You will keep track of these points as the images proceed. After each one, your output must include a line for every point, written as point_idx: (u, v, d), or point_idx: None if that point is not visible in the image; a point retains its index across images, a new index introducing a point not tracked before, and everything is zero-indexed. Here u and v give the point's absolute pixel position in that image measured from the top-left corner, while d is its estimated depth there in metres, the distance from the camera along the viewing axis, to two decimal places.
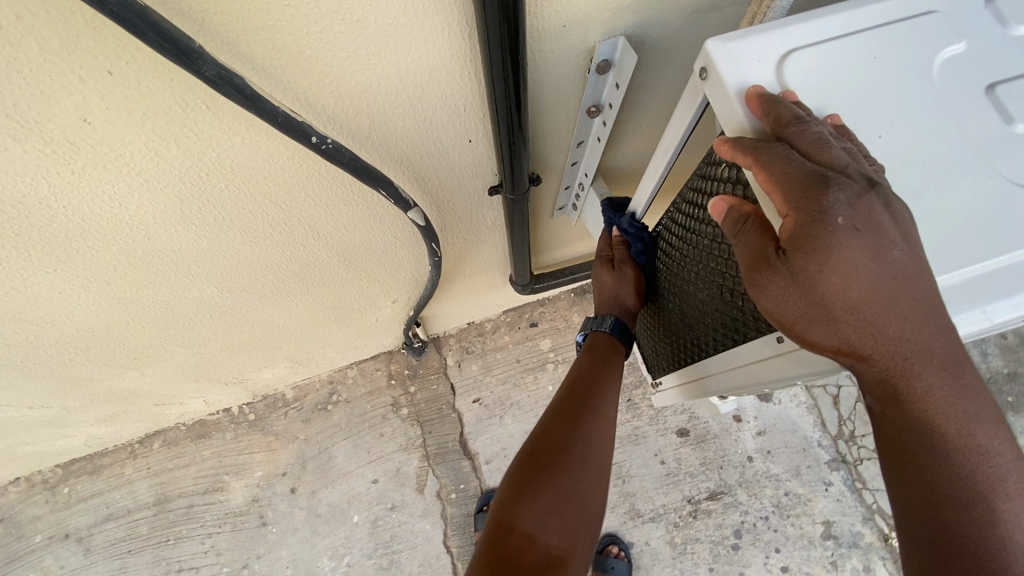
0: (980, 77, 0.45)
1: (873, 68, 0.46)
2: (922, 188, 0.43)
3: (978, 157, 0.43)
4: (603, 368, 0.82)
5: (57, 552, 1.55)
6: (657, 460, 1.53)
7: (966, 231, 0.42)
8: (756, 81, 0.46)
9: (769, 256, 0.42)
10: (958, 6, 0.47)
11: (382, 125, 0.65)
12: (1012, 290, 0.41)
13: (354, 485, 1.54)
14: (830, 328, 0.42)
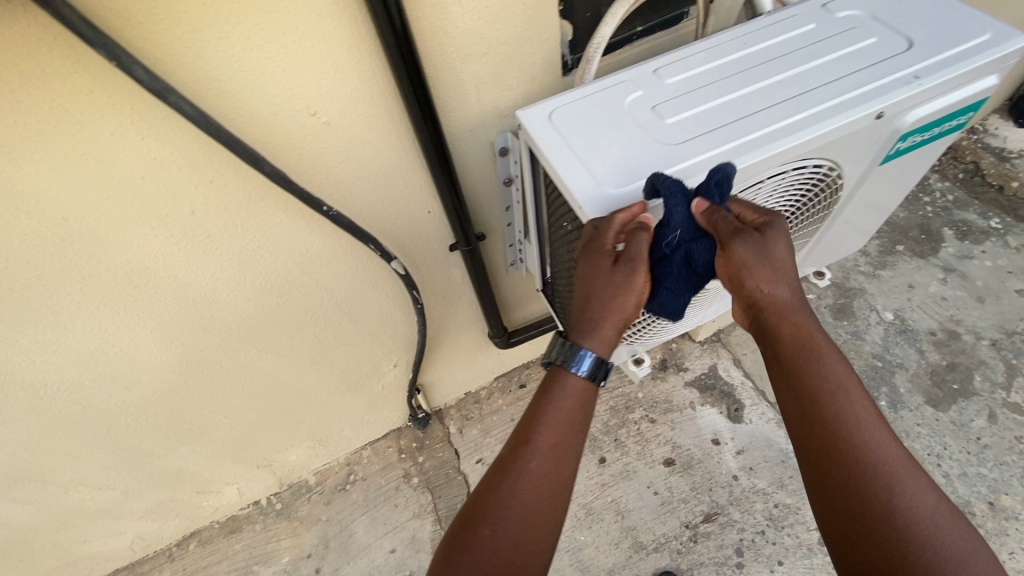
0: (648, 104, 0.71)
1: (588, 107, 0.72)
2: (616, 150, 0.68)
3: (646, 139, 0.68)
4: (563, 390, 0.81)
5: None
6: (650, 492, 1.64)
7: (641, 165, 0.66)
8: (536, 116, 0.72)
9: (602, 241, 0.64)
10: (639, 76, 0.74)
11: (367, 205, 1.01)
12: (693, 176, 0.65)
13: (374, 557, 1.65)
14: (599, 300, 0.67)
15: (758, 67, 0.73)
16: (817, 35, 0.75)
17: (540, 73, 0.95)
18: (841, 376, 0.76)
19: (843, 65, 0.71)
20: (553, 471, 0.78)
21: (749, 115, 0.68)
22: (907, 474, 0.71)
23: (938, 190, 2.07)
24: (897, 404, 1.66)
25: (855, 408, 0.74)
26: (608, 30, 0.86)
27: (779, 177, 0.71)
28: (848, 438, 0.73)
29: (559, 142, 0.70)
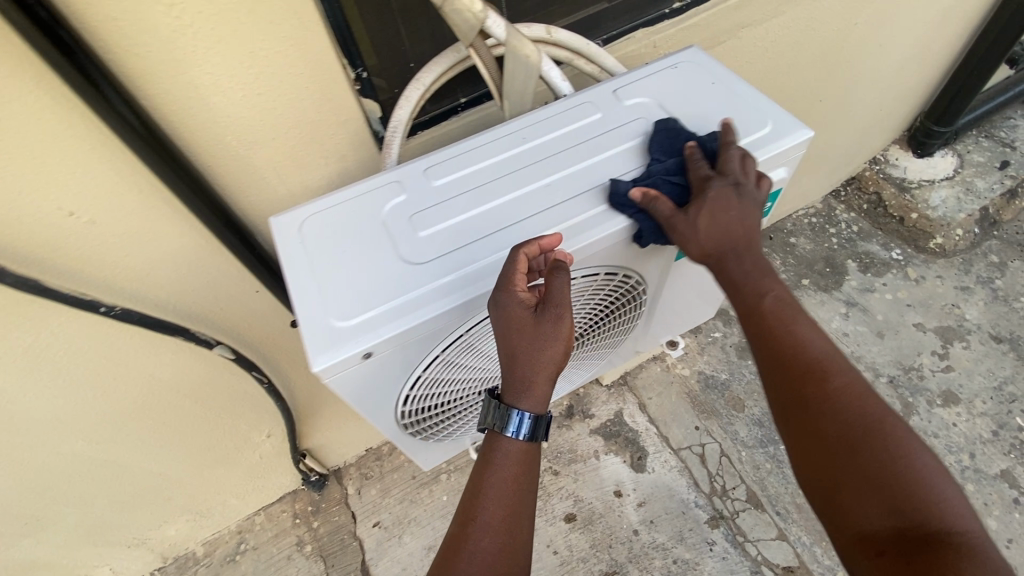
0: (406, 211, 0.65)
1: (344, 215, 0.65)
2: (359, 268, 0.61)
3: (391, 256, 0.61)
4: (503, 457, 0.70)
5: None
6: (548, 550, 1.58)
7: (378, 286, 0.59)
8: (287, 229, 0.66)
9: (514, 288, 0.59)
10: (408, 176, 0.68)
11: (172, 294, 0.93)
12: (437, 298, 0.58)
13: None
14: (528, 359, 0.60)
15: (530, 168, 0.68)
16: (601, 126, 0.71)
17: (351, 151, 0.88)
18: (822, 353, 0.71)
19: (617, 166, 0.68)
20: (503, 540, 0.67)
21: (507, 227, 0.63)
22: (909, 447, 0.64)
23: (844, 222, 2.07)
24: None
25: (839, 379, 0.69)
26: (405, 114, 0.81)
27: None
28: (835, 412, 0.67)
29: (304, 257, 0.63)
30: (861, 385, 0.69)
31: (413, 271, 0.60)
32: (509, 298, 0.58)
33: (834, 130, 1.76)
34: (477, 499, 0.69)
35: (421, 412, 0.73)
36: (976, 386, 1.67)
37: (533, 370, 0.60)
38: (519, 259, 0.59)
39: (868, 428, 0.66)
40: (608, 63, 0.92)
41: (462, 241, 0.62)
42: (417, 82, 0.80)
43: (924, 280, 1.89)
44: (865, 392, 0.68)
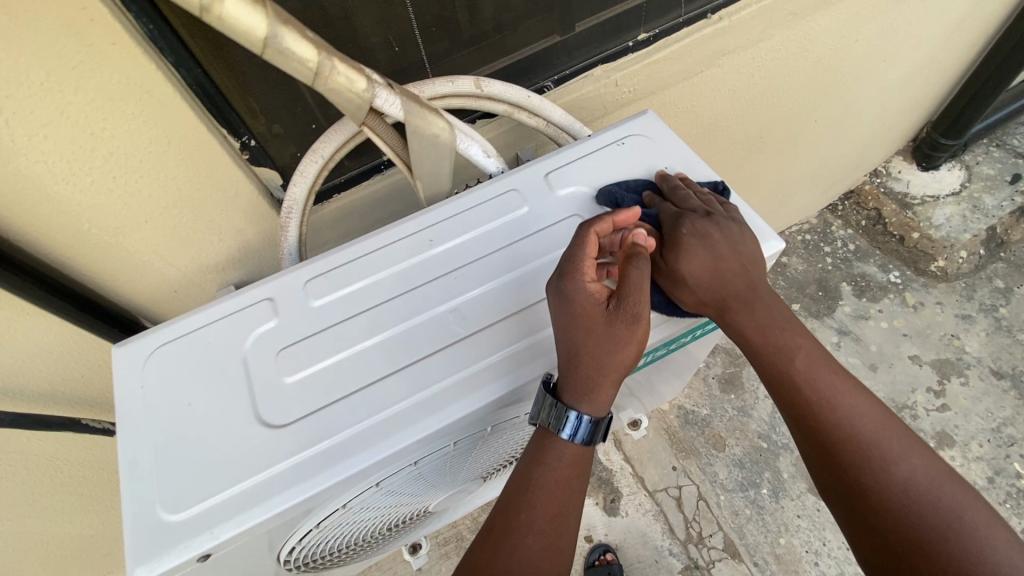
0: (275, 344, 0.52)
1: (199, 348, 0.53)
2: (208, 430, 0.48)
3: (249, 413, 0.49)
4: (556, 460, 0.53)
5: None
6: None
7: (227, 458, 0.47)
8: (128, 364, 0.52)
9: (580, 275, 0.51)
10: (283, 291, 0.55)
11: (52, 383, 0.81)
12: (301, 477, 0.46)
13: None
14: (592, 359, 0.51)
15: (437, 281, 0.56)
16: (526, 225, 0.58)
17: (248, 223, 0.75)
18: (865, 425, 0.56)
19: (540, 283, 0.56)
20: (545, 558, 0.52)
21: (400, 370, 0.51)
22: (978, 533, 0.52)
23: (841, 240, 1.93)
24: (777, 494, 1.54)
25: (883, 463, 0.55)
26: (301, 191, 0.67)
27: (461, 442, 0.54)
28: (899, 513, 0.53)
29: (141, 410, 0.50)
30: (915, 457, 0.55)
31: (273, 437, 0.48)
32: (575, 288, 0.51)
33: (832, 147, 1.60)
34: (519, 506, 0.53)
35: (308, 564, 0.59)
36: (973, 428, 1.56)
37: (600, 374, 0.51)
38: (588, 242, 0.53)
39: (931, 522, 0.52)
40: (556, 117, 0.77)
41: (339, 394, 0.50)
42: (313, 154, 0.66)
43: (923, 306, 1.76)
44: (920, 467, 0.55)
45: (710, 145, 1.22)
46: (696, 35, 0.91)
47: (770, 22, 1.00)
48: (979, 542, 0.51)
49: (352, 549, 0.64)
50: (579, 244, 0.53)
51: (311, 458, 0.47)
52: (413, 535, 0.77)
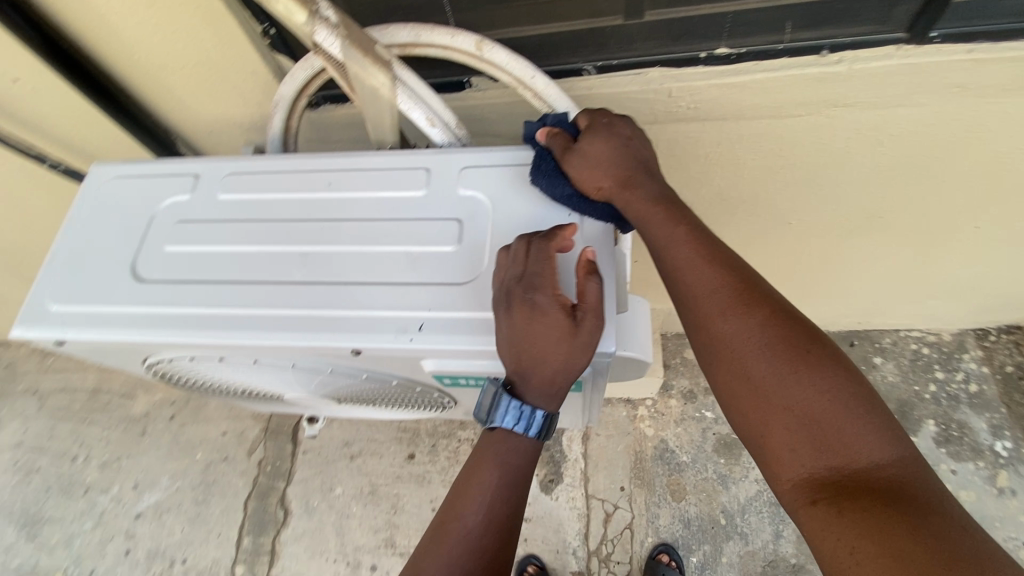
0: (180, 216, 0.62)
1: (135, 192, 0.64)
2: (105, 259, 0.61)
3: (134, 260, 0.61)
4: (508, 441, 0.61)
5: (16, 403, 2.08)
6: (428, 507, 1.71)
7: (103, 286, 0.60)
8: (91, 181, 0.66)
9: (547, 292, 0.53)
10: (209, 175, 0.64)
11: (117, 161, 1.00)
12: (135, 327, 0.58)
13: (209, 430, 1.91)
14: (549, 363, 0.54)
15: (314, 222, 0.60)
16: (415, 211, 0.60)
17: (269, 100, 0.83)
18: (723, 292, 0.61)
19: (384, 269, 0.57)
20: (490, 558, 0.59)
21: (242, 281, 0.58)
22: (818, 369, 0.57)
23: (965, 373, 1.55)
24: (702, 569, 1.48)
25: (731, 324, 0.61)
26: (290, 91, 0.73)
27: (267, 364, 0.62)
28: (756, 359, 0.59)
29: (78, 221, 0.63)
30: (771, 315, 0.61)
31: (138, 287, 0.59)
32: (544, 303, 0.53)
33: (995, 266, 1.25)
34: (466, 517, 0.60)
35: (158, 377, 0.72)
36: None
37: (560, 375, 0.55)
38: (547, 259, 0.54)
39: (783, 369, 0.58)
40: (558, 102, 0.71)
41: (188, 277, 0.59)
42: (306, 62, 0.70)
43: (1013, 496, 1.40)
44: (774, 322, 0.60)
45: (798, 200, 1.03)
46: (792, 70, 0.76)
47: (923, 92, 0.77)
48: (827, 386, 0.57)
49: (203, 386, 0.77)
50: (543, 263, 0.53)
51: (150, 317, 0.58)
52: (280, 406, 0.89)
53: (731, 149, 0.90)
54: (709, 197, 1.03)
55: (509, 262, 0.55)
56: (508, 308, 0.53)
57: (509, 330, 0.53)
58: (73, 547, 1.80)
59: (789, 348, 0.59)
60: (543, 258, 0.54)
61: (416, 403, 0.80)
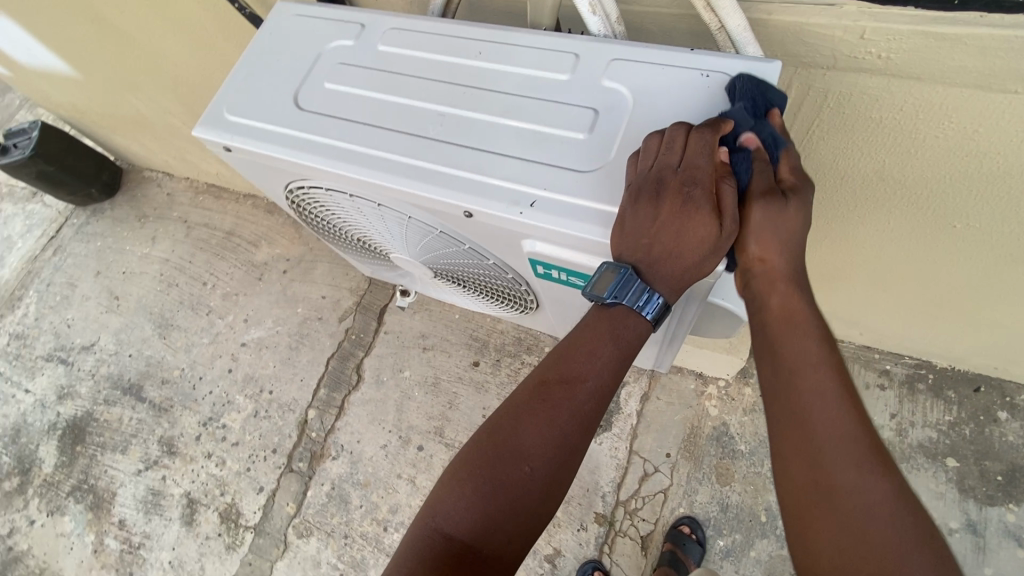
0: (342, 59, 0.70)
1: (308, 32, 0.72)
2: (275, 82, 0.70)
3: (298, 89, 0.69)
4: (628, 331, 0.68)
5: (171, 226, 2.45)
6: (479, 413, 1.83)
7: (269, 105, 0.68)
8: (275, 16, 0.75)
9: (697, 187, 0.60)
10: (373, 29, 0.71)
11: None
12: (290, 145, 0.66)
13: (312, 290, 2.14)
14: (682, 254, 0.62)
15: (455, 90, 0.67)
16: (547, 91, 0.67)
17: None
18: (843, 450, 0.64)
19: (510, 142, 0.65)
20: (586, 419, 0.69)
21: (385, 128, 0.66)
22: (914, 553, 0.59)
23: None
24: (727, 554, 1.46)
25: (846, 478, 0.63)
26: None
27: (388, 211, 0.70)
28: (853, 517, 0.62)
29: (258, 48, 0.73)
30: (886, 487, 0.63)
31: (297, 112, 0.68)
32: (695, 197, 0.60)
33: None
34: (571, 381, 0.70)
35: (295, 206, 0.83)
36: None
37: (689, 264, 0.63)
38: (701, 154, 0.60)
39: (878, 539, 0.60)
40: (728, 18, 0.67)
41: (336, 115, 0.67)
42: None
43: None
44: (889, 495, 0.62)
45: (974, 201, 0.90)
46: None
47: None
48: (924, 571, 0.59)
49: (325, 224, 0.88)
50: (689, 156, 0.60)
51: (302, 140, 0.66)
52: (380, 264, 0.99)
53: (914, 118, 0.79)
54: (866, 174, 0.92)
55: (657, 151, 0.61)
56: (658, 196, 0.60)
57: (647, 221, 0.61)
58: (191, 353, 2.15)
59: (891, 524, 0.61)
60: (690, 152, 0.60)
61: (504, 296, 0.89)
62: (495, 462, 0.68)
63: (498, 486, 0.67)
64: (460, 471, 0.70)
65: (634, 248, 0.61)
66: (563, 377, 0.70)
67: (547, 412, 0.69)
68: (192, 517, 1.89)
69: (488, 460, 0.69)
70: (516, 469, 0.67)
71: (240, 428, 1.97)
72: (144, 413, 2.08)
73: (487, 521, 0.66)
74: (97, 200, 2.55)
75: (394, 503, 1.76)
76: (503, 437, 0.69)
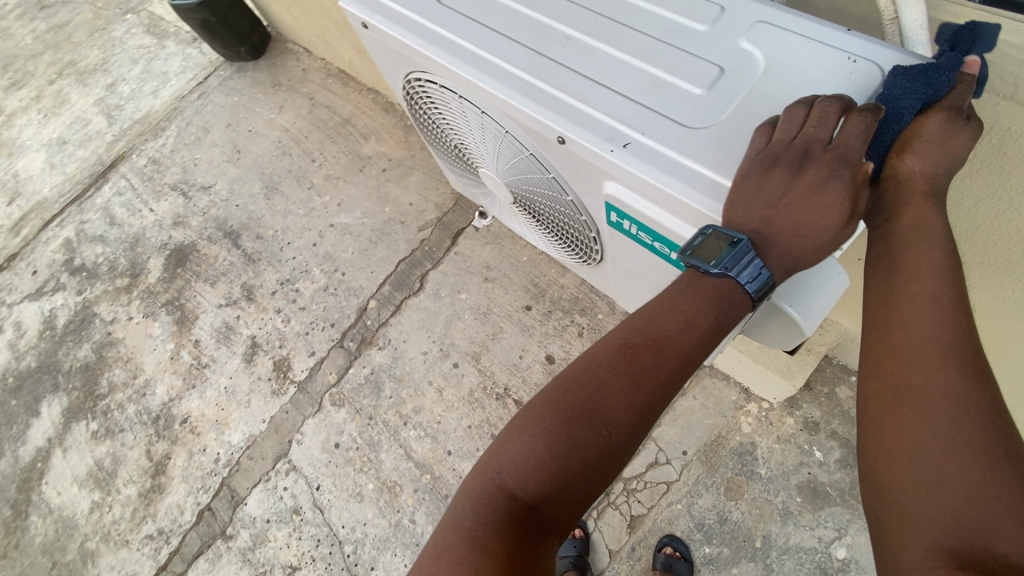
0: None
1: None
2: None
3: None
4: (729, 301, 0.64)
5: (299, 100, 2.63)
6: (518, 352, 1.89)
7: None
8: None
9: (846, 164, 0.58)
10: None
11: None
12: (425, 38, 0.75)
13: (402, 194, 2.25)
14: (804, 233, 0.61)
15: (585, 20, 0.72)
16: (678, 38, 0.70)
17: None
18: (939, 358, 0.63)
19: (624, 81, 0.68)
20: (672, 388, 0.65)
21: (511, 40, 0.72)
22: (1001, 462, 0.58)
23: None
24: (709, 562, 1.46)
25: (935, 381, 0.62)
26: None
27: (489, 120, 0.78)
28: (936, 415, 0.61)
29: None
30: (984, 397, 0.61)
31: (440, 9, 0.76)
32: (838, 176, 0.58)
33: None
34: (663, 346, 0.65)
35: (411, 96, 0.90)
36: None
37: (807, 245, 0.62)
38: (856, 134, 0.58)
39: (963, 441, 0.59)
40: (908, 5, 0.65)
41: (478, 16, 0.75)
42: None
43: None
44: (984, 404, 0.60)
45: None
46: None
47: None
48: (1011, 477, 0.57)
49: (432, 125, 0.94)
50: (842, 134, 0.59)
51: (437, 35, 0.75)
52: (470, 178, 1.05)
53: None
54: (1009, 230, 0.82)
55: (804, 126, 0.61)
56: (795, 168, 0.60)
57: (778, 190, 0.60)
58: (286, 218, 2.36)
59: (980, 431, 0.59)
60: (849, 130, 0.59)
61: (573, 240, 0.93)
62: (569, 418, 0.63)
63: (568, 443, 0.63)
64: (525, 423, 0.65)
65: (752, 216, 0.62)
66: (651, 341, 0.66)
67: (630, 372, 0.64)
68: (251, 357, 2.14)
69: (563, 418, 0.64)
70: (589, 429, 0.63)
71: (309, 297, 2.17)
72: (236, 258, 2.34)
73: (558, 482, 0.62)
74: (244, 59, 2.77)
75: (418, 405, 1.90)
76: (578, 394, 0.65)
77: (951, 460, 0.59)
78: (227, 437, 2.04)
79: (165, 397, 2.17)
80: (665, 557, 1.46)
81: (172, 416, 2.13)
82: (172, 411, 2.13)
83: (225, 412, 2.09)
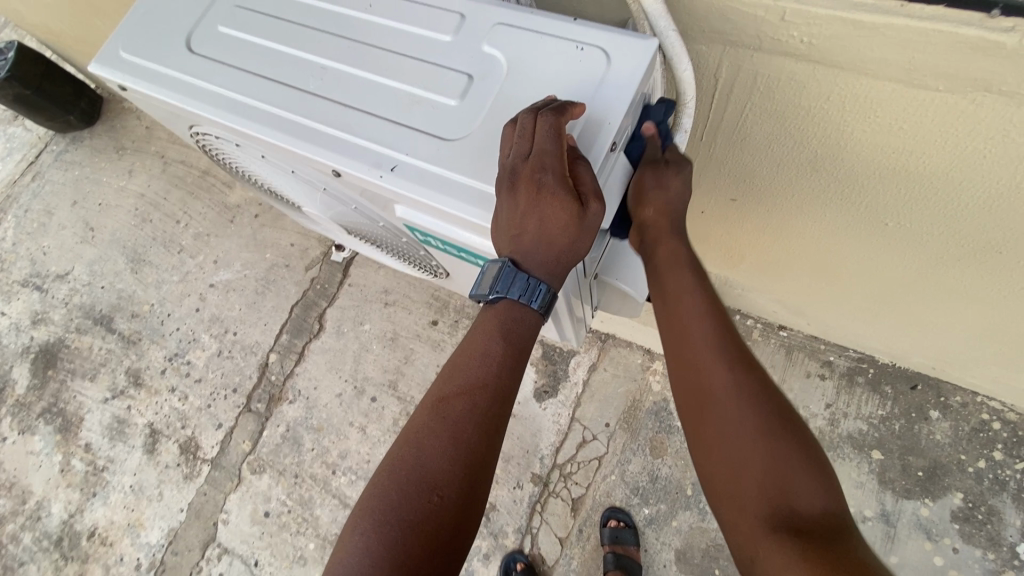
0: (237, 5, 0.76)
1: None
2: (171, 26, 0.76)
3: (190, 35, 0.75)
4: (510, 328, 0.71)
5: (149, 161, 2.43)
6: (433, 369, 1.86)
7: (163, 49, 0.75)
8: None
9: (549, 171, 0.62)
10: None
11: None
12: (178, 91, 0.73)
13: (281, 237, 2.15)
14: (554, 240, 0.65)
15: (333, 44, 0.72)
16: (426, 47, 0.70)
17: None
18: (719, 357, 0.73)
19: (380, 102, 0.69)
20: (489, 425, 0.69)
21: (264, 77, 0.71)
22: (783, 432, 0.69)
23: None
24: (650, 522, 1.52)
25: (724, 377, 0.72)
26: None
27: (273, 161, 0.77)
28: (725, 408, 0.70)
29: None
30: (756, 382, 0.72)
31: (188, 56, 0.74)
32: (548, 184, 0.62)
33: None
34: (470, 389, 0.70)
35: (205, 147, 0.88)
36: None
37: (563, 248, 0.66)
38: (548, 137, 0.61)
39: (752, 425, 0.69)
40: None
41: (230, 62, 0.73)
42: None
43: None
44: (756, 386, 0.71)
45: (906, 201, 0.88)
46: (949, 24, 0.60)
47: None
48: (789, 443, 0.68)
49: (239, 170, 0.92)
50: (537, 143, 0.61)
51: (190, 85, 0.73)
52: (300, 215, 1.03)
53: (843, 110, 0.77)
54: (801, 162, 0.90)
55: (511, 140, 0.63)
56: (515, 187, 0.62)
57: (509, 213, 0.63)
58: (161, 289, 2.18)
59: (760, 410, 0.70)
60: (536, 139, 0.61)
61: (410, 259, 0.94)
62: (393, 494, 0.66)
63: (396, 522, 0.65)
64: (356, 516, 0.67)
65: (506, 242, 0.65)
66: (454, 392, 0.70)
67: (439, 430, 0.68)
68: (153, 446, 1.96)
69: (392, 499, 0.66)
70: (412, 499, 0.65)
71: (204, 366, 2.02)
72: (114, 344, 2.13)
73: (399, 566, 0.62)
74: (77, 128, 2.52)
75: (344, 448, 1.82)
76: (398, 467, 0.68)
77: (746, 440, 0.69)
78: (145, 539, 1.87)
79: (64, 515, 1.94)
80: (612, 529, 1.49)
81: (77, 533, 1.91)
82: (75, 528, 1.91)
83: (137, 512, 1.90)
